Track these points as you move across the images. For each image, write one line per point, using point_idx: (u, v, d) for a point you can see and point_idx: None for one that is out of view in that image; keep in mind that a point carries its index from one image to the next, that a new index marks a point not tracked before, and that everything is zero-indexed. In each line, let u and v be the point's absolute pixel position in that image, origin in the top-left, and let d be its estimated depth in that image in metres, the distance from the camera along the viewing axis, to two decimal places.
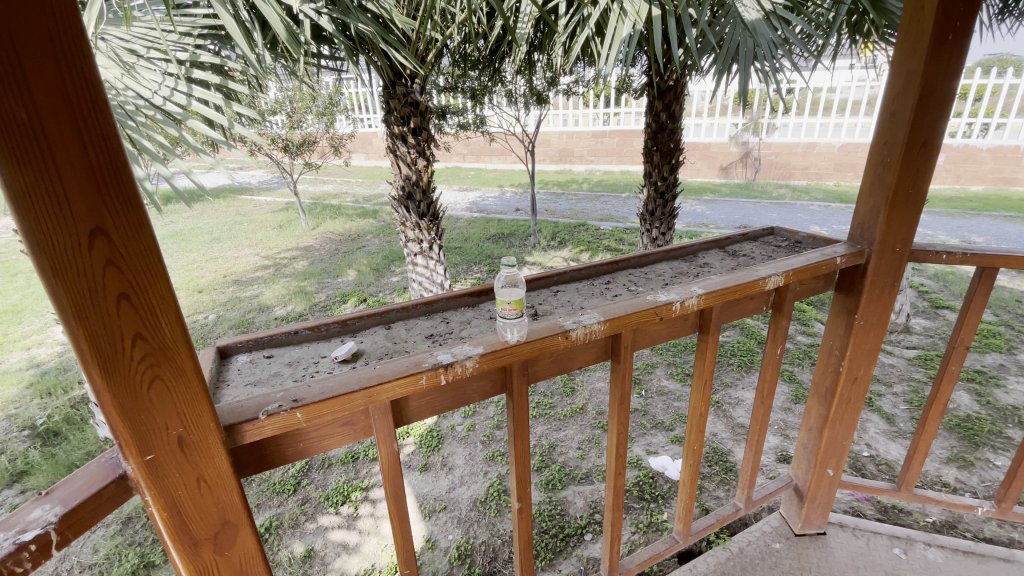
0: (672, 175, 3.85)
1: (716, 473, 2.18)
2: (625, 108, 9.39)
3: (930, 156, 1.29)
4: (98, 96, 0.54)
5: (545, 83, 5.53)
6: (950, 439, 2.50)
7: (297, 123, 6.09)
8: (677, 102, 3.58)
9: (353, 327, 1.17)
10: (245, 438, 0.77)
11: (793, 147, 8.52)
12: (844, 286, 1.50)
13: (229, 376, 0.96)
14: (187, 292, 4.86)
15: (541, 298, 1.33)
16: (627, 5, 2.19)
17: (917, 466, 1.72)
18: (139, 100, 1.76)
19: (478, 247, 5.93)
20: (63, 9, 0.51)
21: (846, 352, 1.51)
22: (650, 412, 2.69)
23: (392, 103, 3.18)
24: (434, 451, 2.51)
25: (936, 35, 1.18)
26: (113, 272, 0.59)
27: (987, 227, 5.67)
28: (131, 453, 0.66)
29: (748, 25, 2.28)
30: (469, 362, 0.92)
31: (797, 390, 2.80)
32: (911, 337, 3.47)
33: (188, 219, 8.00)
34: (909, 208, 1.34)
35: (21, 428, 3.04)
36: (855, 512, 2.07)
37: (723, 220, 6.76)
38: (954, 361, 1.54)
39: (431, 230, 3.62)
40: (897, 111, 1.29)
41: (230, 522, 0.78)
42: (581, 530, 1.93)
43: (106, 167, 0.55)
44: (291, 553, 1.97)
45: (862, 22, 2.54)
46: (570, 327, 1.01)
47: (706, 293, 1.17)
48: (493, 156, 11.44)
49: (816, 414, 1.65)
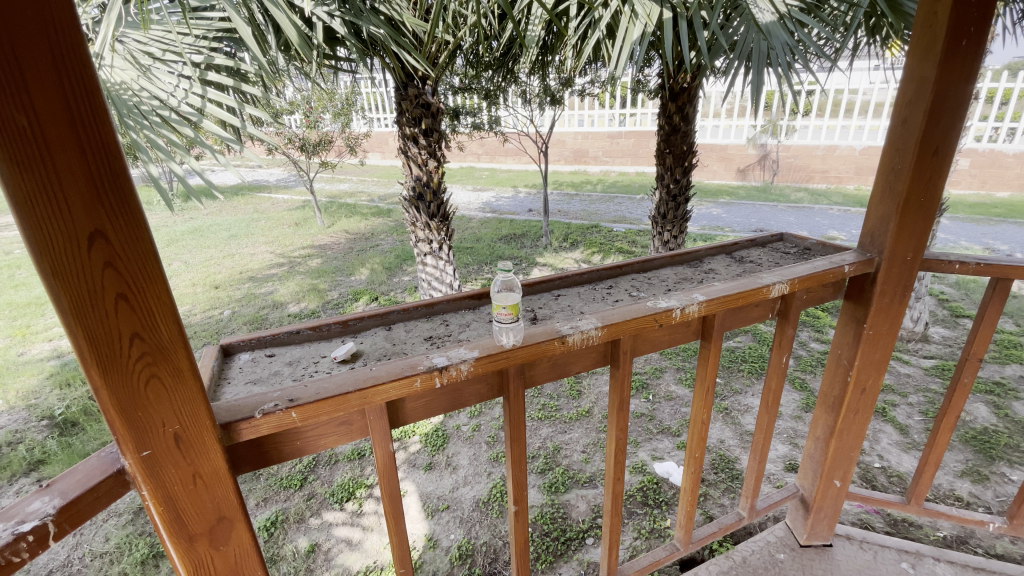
0: (684, 178, 3.82)
1: (721, 481, 2.16)
2: (641, 108, 9.32)
3: (943, 163, 1.26)
4: (97, 102, 0.56)
5: (559, 84, 5.53)
6: (965, 453, 2.44)
7: (314, 123, 6.18)
8: (690, 105, 3.55)
9: (354, 327, 1.19)
10: (241, 437, 0.79)
11: (813, 150, 8.38)
12: (853, 295, 1.47)
13: (231, 374, 0.99)
14: (203, 287, 4.96)
15: (541, 302, 1.33)
16: (638, 8, 2.19)
17: (927, 480, 1.68)
18: (155, 102, 1.79)
19: (490, 247, 5.95)
20: (65, 18, 0.53)
21: (854, 362, 1.48)
22: (657, 417, 2.67)
23: (404, 104, 3.22)
24: (439, 450, 2.52)
25: (949, 42, 1.16)
26: (112, 273, 0.61)
27: (1012, 234, 5.51)
28: (128, 449, 0.68)
29: (762, 27, 2.24)
30: (464, 366, 0.92)
31: (808, 398, 2.76)
32: (929, 347, 3.39)
33: (207, 215, 8.16)
34: (921, 214, 1.31)
35: (40, 418, 3.13)
36: (863, 525, 2.03)
37: (739, 224, 6.67)
38: (967, 374, 1.50)
39: (442, 230, 3.64)
40: (908, 117, 1.26)
41: (224, 519, 0.80)
42: (583, 534, 1.93)
43: (105, 172, 0.57)
44: (295, 547, 2.00)
45: (881, 24, 2.48)
46: (567, 332, 1.01)
47: (707, 301, 1.15)
48: (507, 156, 11.47)
49: (823, 424, 1.62)
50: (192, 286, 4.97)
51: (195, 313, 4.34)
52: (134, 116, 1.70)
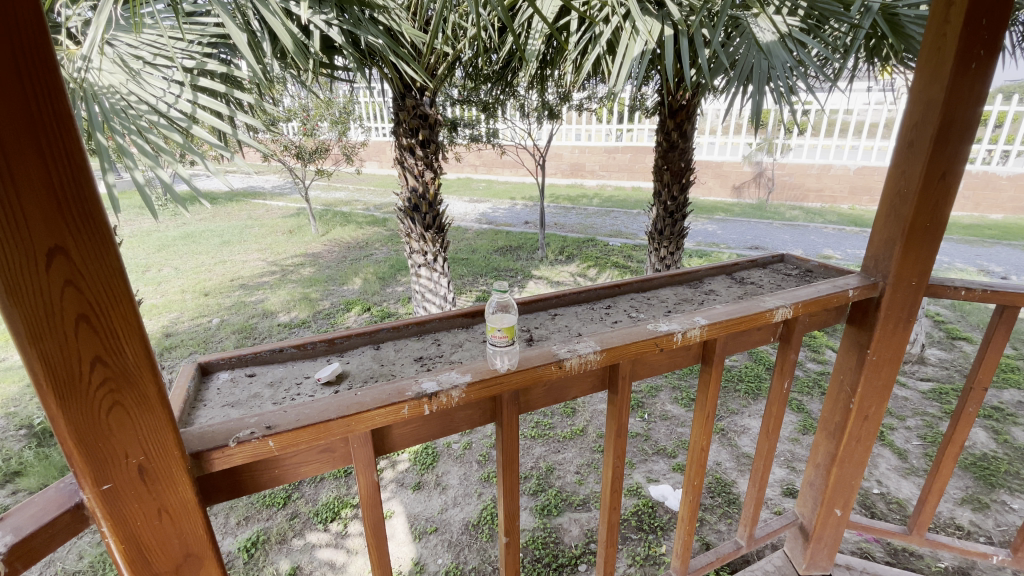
0: (682, 195, 3.80)
1: (718, 506, 2.11)
2: (638, 123, 9.38)
3: (949, 188, 1.24)
4: (61, 106, 0.52)
5: (558, 99, 5.55)
6: (965, 479, 2.40)
7: (311, 131, 6.14)
8: (689, 122, 3.56)
9: (340, 346, 1.14)
10: (213, 467, 0.73)
11: (808, 169, 8.44)
12: (856, 319, 1.44)
13: (207, 396, 0.93)
14: (193, 294, 4.87)
15: (538, 322, 1.29)
16: (640, 25, 2.18)
17: (930, 511, 1.64)
18: (144, 106, 1.72)
19: (485, 259, 5.91)
20: (26, 18, 0.49)
21: (857, 389, 1.44)
22: (652, 437, 2.62)
23: (402, 115, 3.19)
24: (428, 469, 2.46)
25: (958, 65, 1.14)
26: (72, 292, 0.55)
27: (1006, 256, 5.55)
28: (86, 483, 0.63)
29: (763, 46, 2.25)
30: (456, 392, 0.87)
31: (805, 420, 2.71)
32: (926, 369, 3.38)
33: (200, 221, 8.08)
34: (927, 238, 1.29)
35: (17, 427, 3.03)
36: (863, 553, 1.98)
37: (734, 240, 6.67)
38: (972, 403, 1.47)
39: (436, 242, 3.59)
40: (915, 140, 1.24)
41: (193, 556, 0.74)
42: (576, 560, 1.86)
43: (67, 180, 0.53)
44: (276, 570, 1.92)
45: (881, 46, 2.50)
46: (565, 356, 0.96)
47: (709, 325, 1.11)
48: (504, 168, 11.51)
49: (824, 451, 1.58)
50: (181, 293, 4.89)
51: (183, 321, 4.25)
52: (122, 121, 1.63)
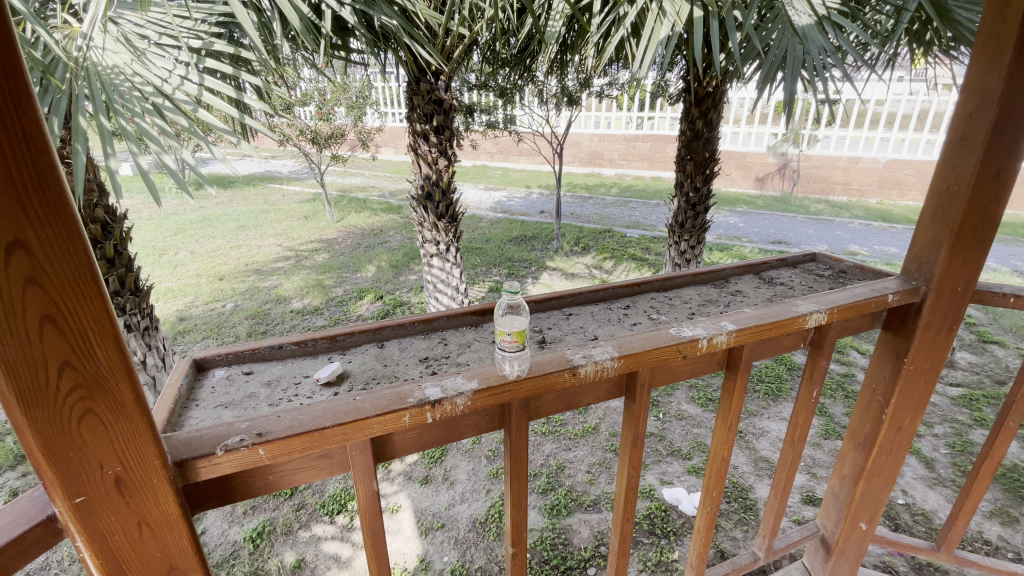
0: (704, 187, 3.67)
1: (734, 512, 2.03)
2: (660, 112, 9.17)
3: (1003, 187, 1.14)
4: (17, 83, 0.47)
5: (578, 85, 5.42)
6: (995, 491, 2.29)
7: (328, 115, 6.09)
8: (715, 110, 3.42)
9: (343, 343, 1.08)
10: (199, 476, 0.68)
11: (835, 161, 8.16)
12: (893, 325, 1.33)
13: (201, 395, 0.88)
14: (208, 279, 4.89)
15: (551, 322, 1.23)
16: (667, 5, 2.06)
17: (960, 528, 1.55)
18: (147, 87, 1.65)
19: (499, 249, 5.85)
20: None
21: (891, 400, 1.34)
22: (667, 438, 2.54)
23: (416, 99, 3.12)
24: (436, 463, 2.42)
25: (1019, 50, 1.03)
26: (35, 292, 0.50)
27: None
28: (58, 495, 0.58)
29: (799, 30, 2.10)
30: (461, 400, 0.81)
31: (828, 425, 2.61)
32: (955, 373, 3.24)
33: (217, 205, 8.13)
34: (975, 241, 1.19)
35: None
36: (886, 567, 1.90)
37: (756, 234, 6.49)
38: (1014, 418, 1.37)
39: (449, 231, 3.52)
40: (968, 133, 1.13)
41: (178, 569, 0.70)
42: (584, 563, 1.81)
43: (26, 168, 0.47)
44: (281, 562, 1.91)
45: (925, 31, 2.34)
46: (579, 362, 0.89)
47: (737, 331, 1.03)
48: (521, 155, 11.40)
49: (851, 462, 1.49)
50: (196, 277, 4.91)
51: (198, 305, 4.27)
52: (126, 103, 1.57)
